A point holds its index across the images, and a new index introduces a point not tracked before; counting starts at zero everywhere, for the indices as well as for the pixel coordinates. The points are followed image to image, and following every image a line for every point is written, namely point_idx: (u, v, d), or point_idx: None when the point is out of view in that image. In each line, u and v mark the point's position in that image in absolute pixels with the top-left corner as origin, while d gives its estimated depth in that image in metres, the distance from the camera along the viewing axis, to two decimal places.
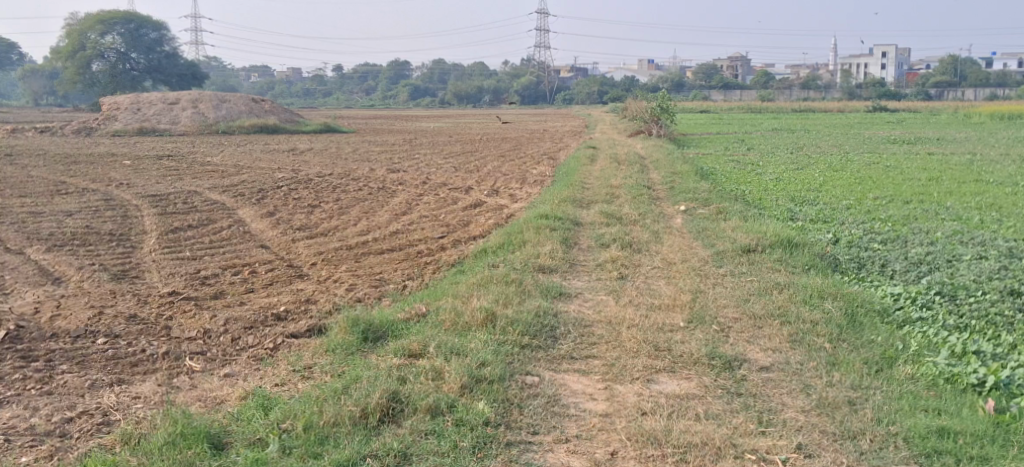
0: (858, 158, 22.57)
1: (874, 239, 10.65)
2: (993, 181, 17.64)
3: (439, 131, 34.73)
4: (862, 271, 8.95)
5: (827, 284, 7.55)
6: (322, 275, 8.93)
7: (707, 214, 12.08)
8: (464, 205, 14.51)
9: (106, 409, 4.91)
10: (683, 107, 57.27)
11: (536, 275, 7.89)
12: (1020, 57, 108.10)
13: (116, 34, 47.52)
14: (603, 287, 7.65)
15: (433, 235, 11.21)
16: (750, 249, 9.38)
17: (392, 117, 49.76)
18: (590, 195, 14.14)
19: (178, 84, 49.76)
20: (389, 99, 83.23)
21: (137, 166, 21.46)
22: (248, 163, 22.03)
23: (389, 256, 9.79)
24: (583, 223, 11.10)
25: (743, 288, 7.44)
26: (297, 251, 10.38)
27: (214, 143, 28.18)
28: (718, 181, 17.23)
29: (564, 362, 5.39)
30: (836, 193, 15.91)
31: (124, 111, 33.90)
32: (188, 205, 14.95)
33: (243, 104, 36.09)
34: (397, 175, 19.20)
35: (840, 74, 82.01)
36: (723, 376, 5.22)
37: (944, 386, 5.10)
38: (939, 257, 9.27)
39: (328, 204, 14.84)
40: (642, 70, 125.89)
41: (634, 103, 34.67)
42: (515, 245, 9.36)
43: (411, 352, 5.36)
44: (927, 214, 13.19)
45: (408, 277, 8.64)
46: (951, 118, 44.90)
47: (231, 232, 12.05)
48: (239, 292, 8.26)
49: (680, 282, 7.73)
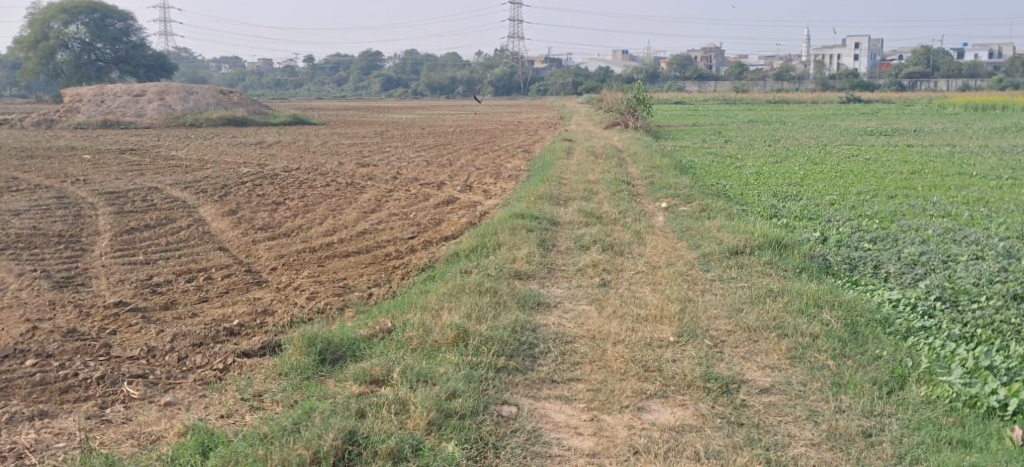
0: (837, 150, 22.28)
1: (863, 237, 10.23)
2: (975, 174, 17.40)
3: (412, 123, 34.02)
4: (855, 273, 8.54)
5: (823, 291, 7.09)
6: (282, 281, 8.30)
7: (690, 211, 11.62)
8: (436, 201, 13.94)
9: (20, 451, 4.34)
10: (659, 99, 57.03)
11: (512, 282, 7.36)
12: (989, 49, 109.52)
13: (80, 24, 46.06)
14: (584, 295, 7.12)
15: (402, 235, 10.62)
16: (737, 250, 8.92)
17: (365, 109, 48.95)
18: (567, 190, 13.65)
19: (146, 75, 47.82)
20: (362, 91, 82.18)
21: (96, 160, 20.59)
22: (213, 158, 21.26)
23: (354, 261, 9.19)
24: (561, 222, 10.58)
25: (734, 296, 6.95)
26: (257, 254, 9.71)
27: (180, 136, 27.33)
28: (698, 176, 16.81)
29: (543, 387, 4.87)
30: (819, 187, 15.57)
31: (87, 103, 32.89)
32: (146, 203, 14.20)
33: (210, 96, 35.16)
34: (368, 170, 18.56)
35: (814, 65, 82.23)
36: (720, 401, 4.73)
37: (963, 411, 4.66)
38: (933, 258, 8.88)
39: (293, 202, 14.18)
40: (616, 61, 126.11)
41: (610, 94, 34.24)
42: (489, 248, 8.81)
43: (372, 378, 4.80)
44: (915, 210, 12.84)
45: (373, 284, 8.05)
46: (924, 109, 45.04)
47: (189, 233, 11.36)
48: (192, 301, 7.57)
49: (666, 289, 7.22)
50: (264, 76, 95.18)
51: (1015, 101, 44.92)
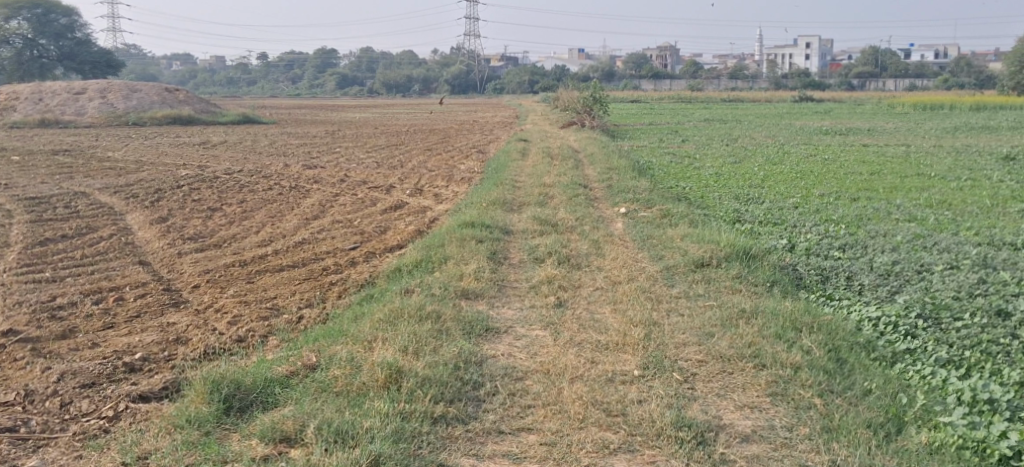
0: (795, 150, 21.97)
1: (832, 244, 9.69)
2: (934, 174, 17.17)
3: (365, 122, 32.96)
4: (828, 287, 8.01)
5: (799, 310, 6.49)
6: (204, 302, 7.39)
7: (650, 217, 11.02)
8: (384, 207, 13.11)
9: None
10: (616, 97, 56.75)
11: (459, 304, 6.63)
12: (936, 49, 112.11)
13: (22, 19, 43.98)
14: (539, 318, 6.40)
15: (343, 246, 9.76)
16: (703, 262, 8.29)
17: (318, 107, 47.51)
18: (521, 194, 12.96)
19: (92, 72, 45.78)
20: (315, 89, 80.56)
21: (24, 162, 19.31)
22: (151, 159, 20.07)
23: (286, 276, 8.30)
24: (513, 230, 9.86)
25: (704, 318, 6.29)
26: (181, 269, 8.75)
27: (120, 136, 25.96)
28: (657, 177, 16.27)
29: (487, 442, 4.31)
30: (780, 188, 15.11)
31: (23, 101, 31.19)
32: (69, 210, 13.07)
33: (154, 94, 33.70)
34: (314, 171, 17.64)
35: (766, 63, 82.68)
36: (695, 456, 4.19)
37: (970, 460, 4.13)
38: (908, 267, 8.36)
39: (231, 207, 13.22)
40: (573, 59, 126.02)
41: (566, 92, 33.54)
42: (435, 262, 8.04)
43: (282, 435, 4.24)
44: (879, 214, 12.42)
45: (304, 305, 7.19)
46: (876, 108, 45.28)
47: (110, 243, 10.32)
48: (96, 326, 6.62)
49: (628, 310, 6.56)
50: (216, 74, 92.63)
51: (962, 100, 45.57)
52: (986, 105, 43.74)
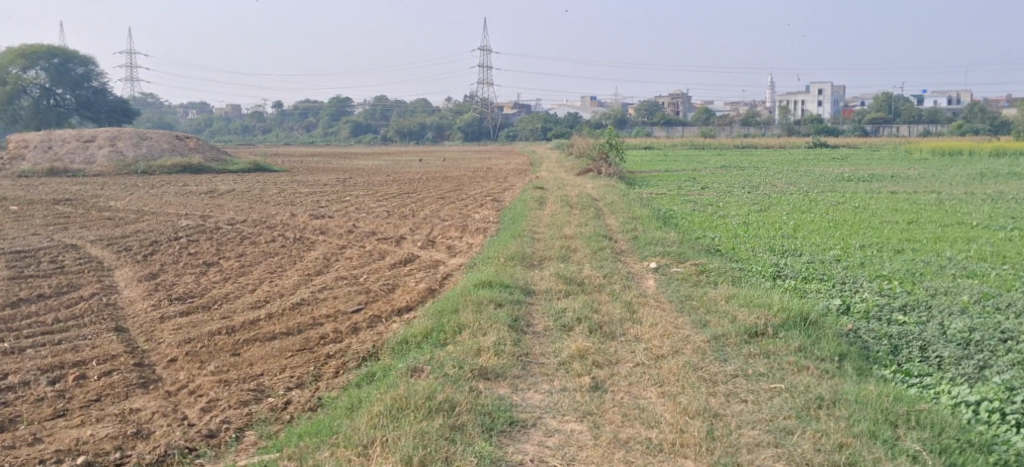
0: (823, 197, 20.87)
1: (893, 305, 8.43)
2: (976, 223, 16.00)
3: (376, 170, 32.18)
4: (903, 358, 6.78)
5: (887, 394, 5.39)
6: (179, 381, 6.31)
7: (686, 273, 9.90)
8: (393, 260, 12.10)
9: None
10: (629, 144, 55.89)
11: (476, 387, 5.57)
12: (950, 96, 111.32)
13: (40, 69, 43.55)
14: (572, 405, 5.33)
15: (344, 308, 8.66)
16: (756, 331, 7.16)
17: (333, 155, 46.81)
18: (540, 247, 11.91)
19: (107, 120, 46.06)
20: (328, 137, 80.44)
21: (21, 212, 18.40)
22: (153, 209, 19.18)
23: (277, 346, 7.20)
24: (534, 291, 8.75)
25: (774, 407, 5.29)
26: (161, 338, 7.66)
27: (125, 184, 25.17)
28: (683, 227, 15.21)
29: None
30: (815, 239, 13.96)
31: (32, 149, 30.65)
32: (53, 265, 12.09)
33: (164, 142, 33.06)
34: (320, 221, 16.71)
35: (780, 108, 81.73)
36: None
37: None
38: (992, 332, 7.10)
39: (228, 262, 12.24)
40: (586, 107, 125.94)
41: (581, 139, 32.61)
42: (447, 334, 6.93)
43: None
44: (933, 267, 11.23)
45: (294, 384, 6.11)
46: (895, 153, 44.23)
47: (88, 304, 9.25)
48: (43, 416, 5.59)
49: (681, 394, 5.54)
50: (231, 122, 92.69)
51: (982, 146, 44.36)
52: (1006, 150, 42.54)
